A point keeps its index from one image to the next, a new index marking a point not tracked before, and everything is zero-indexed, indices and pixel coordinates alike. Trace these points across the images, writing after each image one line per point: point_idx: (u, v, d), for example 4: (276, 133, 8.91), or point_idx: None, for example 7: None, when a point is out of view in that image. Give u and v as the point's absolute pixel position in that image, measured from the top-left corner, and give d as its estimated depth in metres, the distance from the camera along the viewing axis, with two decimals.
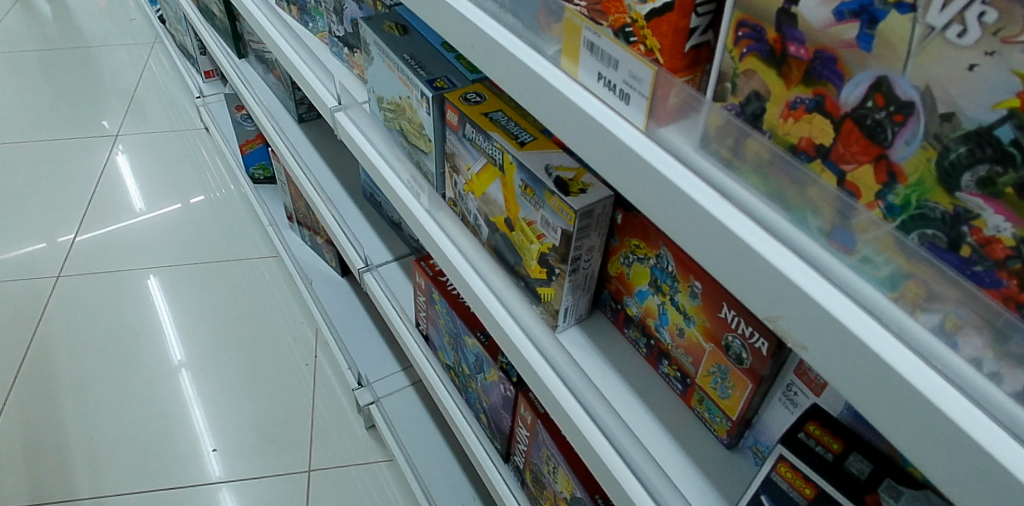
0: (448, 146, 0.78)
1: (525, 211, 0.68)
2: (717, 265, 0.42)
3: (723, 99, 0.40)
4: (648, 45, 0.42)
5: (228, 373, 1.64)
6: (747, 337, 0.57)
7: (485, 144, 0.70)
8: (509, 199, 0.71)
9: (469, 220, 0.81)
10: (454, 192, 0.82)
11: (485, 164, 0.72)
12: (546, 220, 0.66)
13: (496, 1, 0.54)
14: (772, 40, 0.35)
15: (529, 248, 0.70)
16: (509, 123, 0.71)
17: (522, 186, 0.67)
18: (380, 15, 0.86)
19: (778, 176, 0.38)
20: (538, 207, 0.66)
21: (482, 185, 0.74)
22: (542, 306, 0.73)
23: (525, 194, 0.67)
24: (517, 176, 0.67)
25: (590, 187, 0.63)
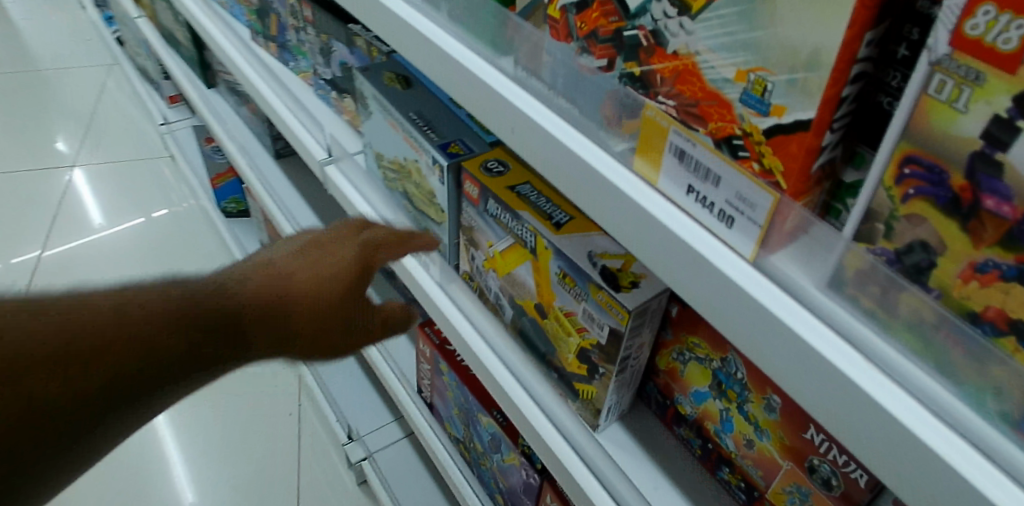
0: (465, 217, 0.69)
1: (563, 302, 0.59)
2: (854, 439, 0.33)
3: (869, 240, 0.31)
4: (763, 164, 0.33)
5: (204, 425, 1.53)
6: (840, 464, 0.48)
7: (513, 223, 0.62)
8: (542, 285, 0.62)
9: (488, 299, 0.73)
10: (471, 265, 0.73)
11: (512, 244, 0.63)
12: (591, 315, 0.57)
13: (546, 82, 0.44)
14: (959, 188, 0.27)
15: (566, 341, 0.62)
16: (538, 197, 0.62)
17: (560, 275, 0.58)
18: (377, 64, 0.76)
19: (945, 342, 0.30)
20: (581, 299, 0.57)
21: (507, 265, 0.65)
22: (579, 402, 0.65)
23: (564, 282, 0.58)
24: (554, 262, 0.58)
25: (642, 279, 0.55)
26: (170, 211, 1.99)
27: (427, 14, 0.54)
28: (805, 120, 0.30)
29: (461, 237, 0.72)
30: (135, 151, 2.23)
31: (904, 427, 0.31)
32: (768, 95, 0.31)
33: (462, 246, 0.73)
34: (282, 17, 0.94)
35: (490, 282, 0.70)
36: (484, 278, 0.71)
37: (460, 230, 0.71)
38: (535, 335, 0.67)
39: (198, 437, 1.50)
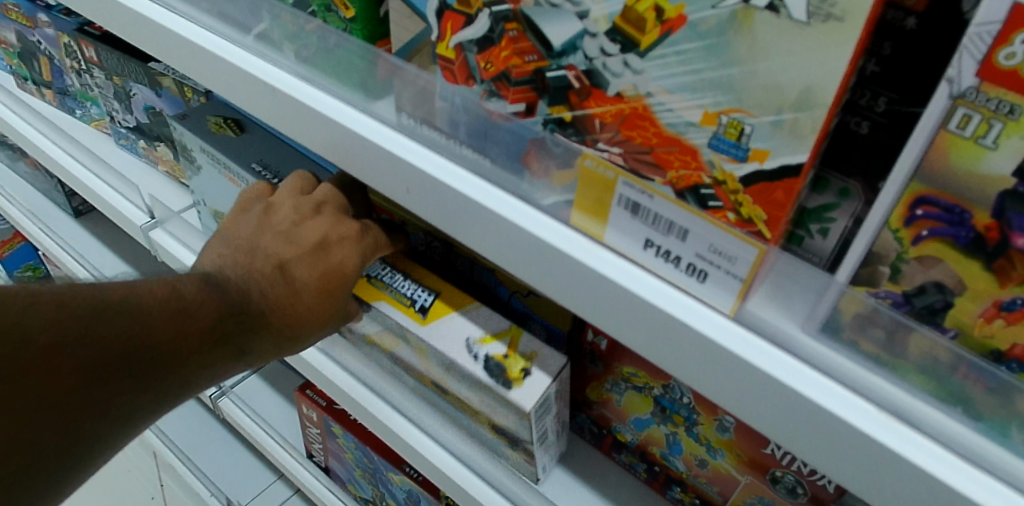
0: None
1: (456, 384, 0.53)
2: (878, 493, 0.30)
3: (869, 282, 0.28)
4: (741, 213, 0.28)
5: None
6: (805, 473, 0.47)
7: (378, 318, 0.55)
8: (429, 368, 0.55)
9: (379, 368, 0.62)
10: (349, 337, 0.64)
11: (382, 331, 0.56)
12: (487, 399, 0.51)
13: (442, 130, 0.37)
14: (983, 227, 0.24)
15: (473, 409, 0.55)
16: (403, 280, 0.55)
17: (442, 364, 0.52)
18: (194, 108, 0.63)
19: (964, 380, 0.28)
20: (471, 388, 0.52)
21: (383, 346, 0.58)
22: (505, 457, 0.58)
23: (449, 371, 0.53)
24: (433, 355, 0.52)
25: (533, 363, 0.49)
26: None
27: (266, 56, 0.43)
28: (793, 164, 0.26)
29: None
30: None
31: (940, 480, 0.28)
32: (745, 138, 0.26)
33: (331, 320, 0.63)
34: (55, 59, 0.77)
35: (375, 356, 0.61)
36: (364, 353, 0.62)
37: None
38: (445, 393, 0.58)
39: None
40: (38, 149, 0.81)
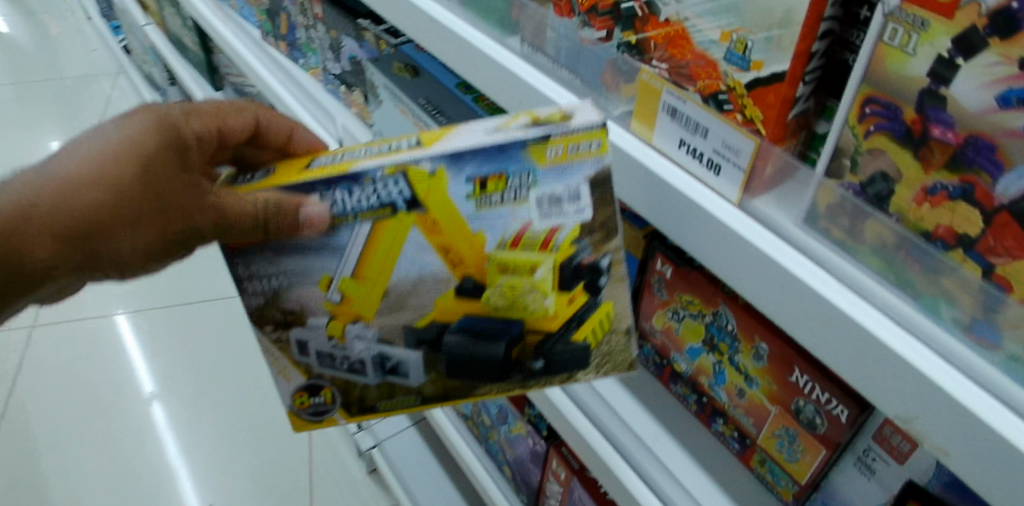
0: (268, 278, 0.45)
1: (500, 213, 0.41)
2: (833, 354, 0.38)
3: (838, 176, 0.36)
4: (746, 114, 0.38)
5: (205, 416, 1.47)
6: (823, 402, 0.54)
7: (376, 185, 0.40)
8: (451, 245, 0.42)
9: (371, 390, 0.50)
10: (313, 359, 0.49)
11: (374, 220, 0.41)
12: (550, 198, 0.40)
13: (551, 55, 0.49)
14: (910, 121, 0.32)
15: (529, 308, 0.45)
16: (363, 153, 0.43)
17: (473, 182, 0.40)
18: (387, 55, 0.81)
19: (906, 261, 0.35)
20: (529, 192, 0.40)
21: (376, 298, 0.45)
22: (577, 374, 0.49)
23: (484, 199, 0.40)
24: (461, 180, 0.40)
25: (564, 109, 0.41)
26: None
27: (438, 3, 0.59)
28: (780, 71, 0.35)
29: (274, 325, 0.47)
30: None
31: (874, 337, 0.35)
32: (748, 52, 0.36)
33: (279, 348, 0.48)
34: (292, 16, 1.00)
35: (359, 333, 0.47)
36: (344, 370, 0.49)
37: (252, 282, 0.45)
38: (469, 340, 0.46)
39: (196, 423, 1.46)
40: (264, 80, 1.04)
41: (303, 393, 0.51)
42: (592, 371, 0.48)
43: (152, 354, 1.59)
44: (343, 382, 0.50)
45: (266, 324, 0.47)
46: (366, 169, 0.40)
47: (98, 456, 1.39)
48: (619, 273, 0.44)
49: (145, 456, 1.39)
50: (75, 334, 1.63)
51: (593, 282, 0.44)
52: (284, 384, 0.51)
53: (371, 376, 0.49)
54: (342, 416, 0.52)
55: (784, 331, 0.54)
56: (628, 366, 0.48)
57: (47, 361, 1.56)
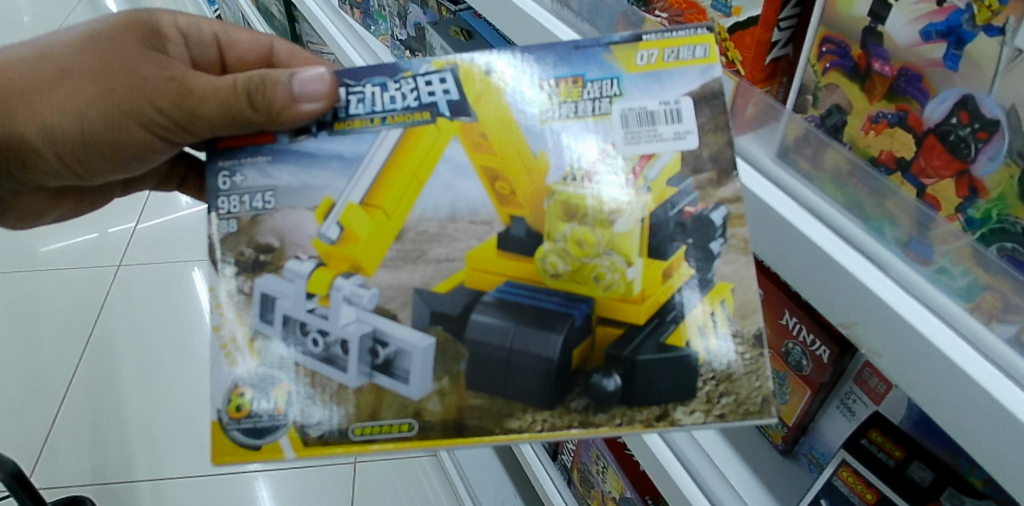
0: (261, 194, 0.43)
1: (572, 125, 0.43)
2: (792, 270, 0.42)
3: (804, 111, 0.42)
4: (729, 57, 0.45)
5: None
6: (809, 344, 0.57)
7: (423, 85, 0.44)
8: (502, 172, 0.43)
9: (350, 401, 0.42)
10: (280, 330, 0.43)
11: (406, 126, 0.43)
12: (643, 116, 0.42)
13: (575, 9, 0.55)
14: (857, 57, 0.38)
15: (604, 281, 0.42)
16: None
17: (538, 85, 0.43)
18: (445, 20, 0.89)
19: (857, 186, 0.40)
20: (609, 96, 0.42)
21: (383, 240, 0.43)
22: (677, 414, 0.41)
23: (549, 106, 0.43)
24: (519, 80, 0.43)
25: None
26: None
27: None
28: (754, 16, 0.42)
29: (239, 268, 0.43)
30: None
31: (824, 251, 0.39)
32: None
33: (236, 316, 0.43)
34: None
35: (352, 293, 0.43)
36: (317, 357, 0.42)
37: (231, 193, 0.43)
38: (507, 315, 0.42)
39: None
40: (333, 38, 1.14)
41: (245, 393, 0.42)
42: (700, 405, 0.41)
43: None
44: (309, 381, 0.42)
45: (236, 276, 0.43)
46: (413, 64, 0.44)
47: (168, 383, 1.53)
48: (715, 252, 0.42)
49: (209, 388, 1.52)
50: (157, 277, 1.78)
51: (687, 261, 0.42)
52: (224, 373, 0.43)
53: (351, 372, 0.42)
54: (288, 447, 0.41)
55: (778, 276, 0.59)
56: (746, 409, 0.40)
57: (130, 298, 1.73)
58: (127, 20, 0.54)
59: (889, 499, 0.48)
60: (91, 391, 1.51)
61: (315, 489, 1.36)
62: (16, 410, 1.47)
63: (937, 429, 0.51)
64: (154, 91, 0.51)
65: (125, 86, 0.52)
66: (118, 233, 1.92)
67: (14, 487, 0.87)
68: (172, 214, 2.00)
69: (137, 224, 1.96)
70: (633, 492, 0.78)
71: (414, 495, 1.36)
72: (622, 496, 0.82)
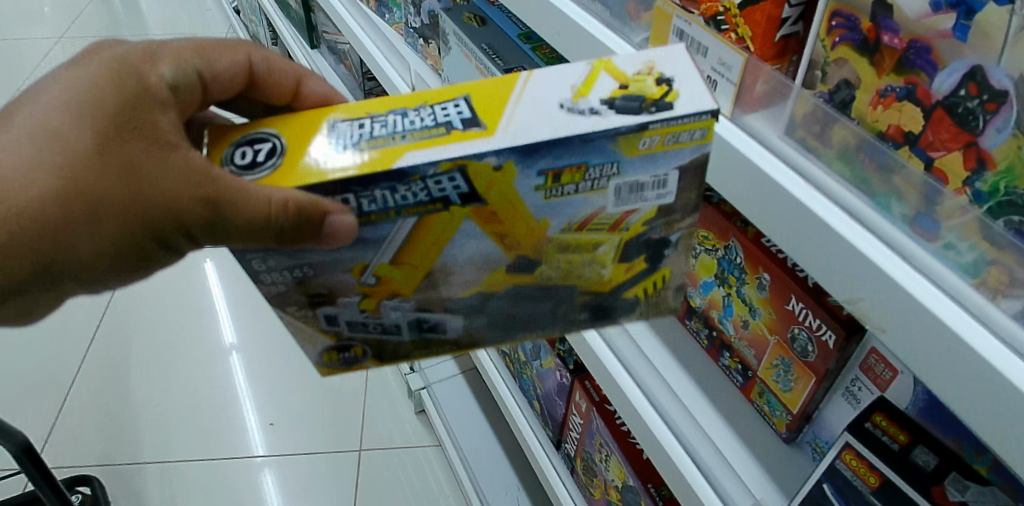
0: (292, 272, 0.42)
1: (570, 199, 0.39)
2: (798, 245, 0.42)
3: (813, 88, 0.43)
4: (739, 33, 0.44)
5: (273, 346, 1.60)
6: (815, 329, 0.57)
7: (430, 186, 0.37)
8: (504, 233, 0.41)
9: (405, 344, 0.48)
10: (343, 327, 0.46)
11: (420, 215, 0.38)
12: (632, 184, 0.39)
13: None
14: (866, 30, 0.38)
15: (585, 277, 0.45)
16: (396, 119, 0.39)
17: (547, 172, 0.38)
18: (460, 6, 0.90)
19: (864, 161, 0.40)
20: (608, 177, 0.39)
21: (414, 285, 0.43)
22: (619, 318, 0.50)
23: (555, 190, 0.39)
24: (529, 172, 0.38)
25: (659, 71, 0.39)
26: None
27: None
28: None
29: (298, 305, 0.44)
30: None
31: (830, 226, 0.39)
32: None
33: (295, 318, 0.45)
34: None
35: (398, 304, 0.44)
36: (376, 334, 0.46)
37: (274, 271, 0.42)
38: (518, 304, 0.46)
39: (264, 351, 1.59)
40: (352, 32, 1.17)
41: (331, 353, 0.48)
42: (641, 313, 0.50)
43: (234, 287, 1.74)
44: (376, 343, 0.47)
45: (291, 305, 0.44)
46: (419, 167, 0.36)
47: (178, 369, 1.54)
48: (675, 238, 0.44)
49: (218, 374, 1.53)
50: None
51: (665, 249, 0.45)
52: (310, 348, 0.47)
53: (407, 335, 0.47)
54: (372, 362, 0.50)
55: (785, 261, 0.59)
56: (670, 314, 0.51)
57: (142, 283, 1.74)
58: (106, 88, 0.41)
59: (893, 484, 0.47)
60: (102, 374, 1.52)
61: (320, 476, 1.36)
62: (28, 391, 1.49)
63: (943, 413, 0.50)
64: (174, 200, 0.39)
65: (129, 185, 0.40)
66: None
67: (23, 458, 0.88)
68: None
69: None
70: (634, 480, 0.78)
71: (418, 486, 1.36)
72: (624, 484, 0.82)
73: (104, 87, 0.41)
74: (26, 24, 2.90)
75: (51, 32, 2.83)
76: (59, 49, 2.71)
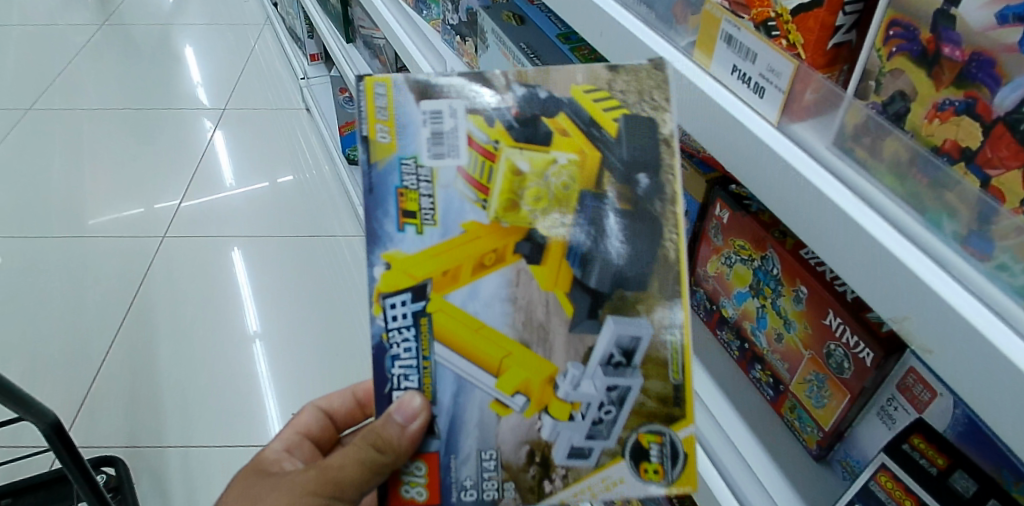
0: (479, 457, 0.48)
1: (443, 204, 0.49)
2: (845, 260, 0.41)
3: (865, 98, 0.42)
4: (790, 40, 0.43)
5: (298, 336, 1.62)
6: (851, 347, 0.55)
7: (395, 324, 0.48)
8: (477, 257, 0.48)
9: (646, 400, 0.48)
10: (587, 458, 0.48)
11: (433, 337, 0.48)
12: (431, 140, 0.49)
13: None
14: (926, 41, 0.37)
15: (564, 184, 0.50)
16: None
17: (401, 223, 0.48)
18: (499, 5, 0.90)
19: (915, 176, 0.39)
20: (418, 166, 0.49)
21: (528, 353, 0.48)
22: (663, 161, 0.49)
23: (427, 216, 0.48)
24: (409, 239, 0.48)
25: None
26: (294, 164, 2.13)
27: None
28: None
29: (547, 481, 0.48)
30: (272, 93, 2.46)
31: (880, 242, 0.38)
32: None
33: (575, 476, 0.48)
34: None
35: (574, 377, 0.48)
36: (619, 416, 0.48)
37: (481, 483, 0.48)
38: (598, 259, 0.49)
39: (289, 341, 1.60)
40: (390, 27, 1.17)
41: (645, 465, 0.48)
42: (658, 114, 0.50)
43: (261, 277, 1.76)
44: (642, 419, 0.48)
45: (547, 478, 0.49)
46: (375, 332, 0.48)
47: (203, 356, 1.56)
48: (558, 94, 0.51)
49: (242, 362, 1.55)
50: (198, 252, 1.82)
51: (563, 109, 0.51)
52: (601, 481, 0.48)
53: (630, 378, 0.48)
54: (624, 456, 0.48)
55: (824, 274, 0.58)
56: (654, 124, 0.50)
57: (171, 269, 1.77)
58: (255, 476, 0.62)
59: None
60: (131, 357, 1.55)
61: None
62: (59, 368, 1.52)
63: (984, 438, 0.47)
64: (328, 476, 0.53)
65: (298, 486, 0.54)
66: (162, 209, 1.94)
67: (51, 437, 0.88)
68: (216, 194, 2.01)
69: (182, 197, 1.99)
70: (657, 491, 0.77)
71: None
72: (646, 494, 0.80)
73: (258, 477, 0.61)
74: (68, 10, 2.97)
75: (94, 19, 2.90)
76: (100, 36, 2.77)
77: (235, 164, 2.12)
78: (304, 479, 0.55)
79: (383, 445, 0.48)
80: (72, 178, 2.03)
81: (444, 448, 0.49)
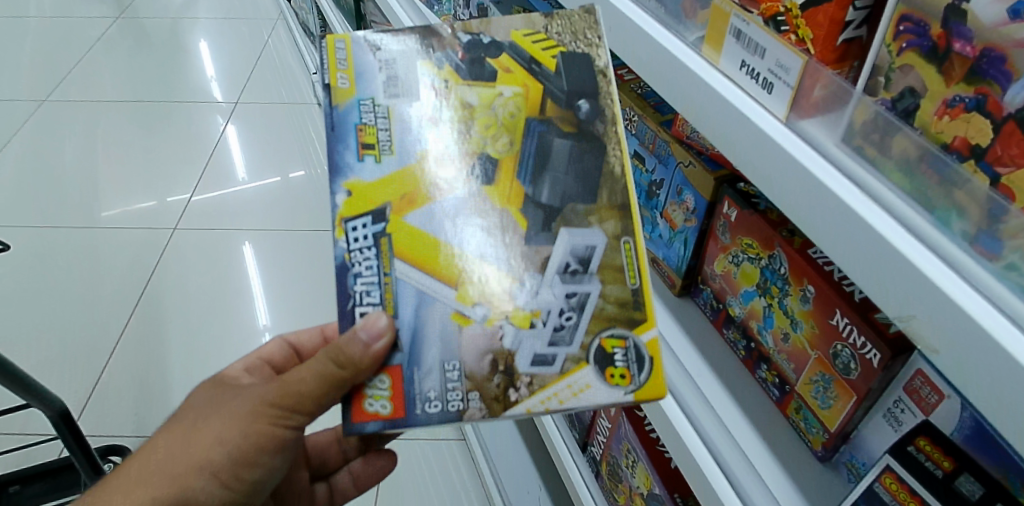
0: (443, 368, 0.51)
1: (399, 137, 0.55)
2: (851, 258, 0.40)
3: (875, 94, 0.41)
4: (799, 34, 0.43)
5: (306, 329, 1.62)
6: (858, 347, 0.55)
7: (357, 244, 0.52)
8: (433, 182, 0.54)
9: (605, 305, 0.52)
10: (551, 365, 0.51)
11: (393, 256, 0.52)
12: (389, 82, 0.57)
13: None
14: (936, 36, 0.37)
15: (511, 113, 0.56)
16: None
17: (361, 154, 0.54)
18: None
19: (925, 175, 0.38)
20: (379, 106, 0.56)
21: (485, 266, 0.52)
22: (600, 88, 0.56)
23: (387, 147, 0.54)
24: (373, 171, 0.53)
25: None
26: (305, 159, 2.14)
27: None
28: None
29: (512, 389, 0.51)
30: (285, 87, 2.47)
31: (887, 241, 0.38)
32: None
33: (540, 384, 0.51)
34: None
35: (533, 287, 0.52)
36: (580, 322, 0.51)
37: (447, 395, 0.50)
38: (548, 177, 0.54)
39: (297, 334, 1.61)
40: (402, 21, 1.18)
41: (610, 369, 0.51)
42: (592, 50, 0.56)
43: (271, 270, 1.77)
44: (600, 324, 0.51)
45: (512, 387, 0.51)
46: (339, 253, 0.52)
47: (212, 348, 1.57)
48: (499, 39, 0.58)
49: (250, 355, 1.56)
50: (208, 245, 1.83)
51: (506, 50, 0.58)
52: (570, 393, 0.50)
53: (588, 284, 0.52)
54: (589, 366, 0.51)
55: (833, 275, 0.57)
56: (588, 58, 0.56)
57: (182, 261, 1.78)
58: (221, 385, 0.64)
59: None
60: (141, 348, 1.56)
61: None
62: (69, 358, 1.53)
63: (991, 441, 0.46)
64: (289, 390, 0.57)
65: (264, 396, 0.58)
66: (174, 203, 1.96)
67: (60, 424, 0.89)
68: (228, 188, 2.02)
69: (193, 190, 2.01)
70: (660, 489, 0.77)
71: (440, 481, 1.38)
72: (649, 492, 0.80)
73: (222, 387, 0.64)
74: (84, 3, 2.99)
75: (110, 12, 2.92)
76: (115, 29, 2.79)
77: (247, 159, 2.13)
78: (266, 390, 0.58)
79: (344, 358, 0.50)
80: (86, 170, 2.05)
81: (407, 361, 0.51)
